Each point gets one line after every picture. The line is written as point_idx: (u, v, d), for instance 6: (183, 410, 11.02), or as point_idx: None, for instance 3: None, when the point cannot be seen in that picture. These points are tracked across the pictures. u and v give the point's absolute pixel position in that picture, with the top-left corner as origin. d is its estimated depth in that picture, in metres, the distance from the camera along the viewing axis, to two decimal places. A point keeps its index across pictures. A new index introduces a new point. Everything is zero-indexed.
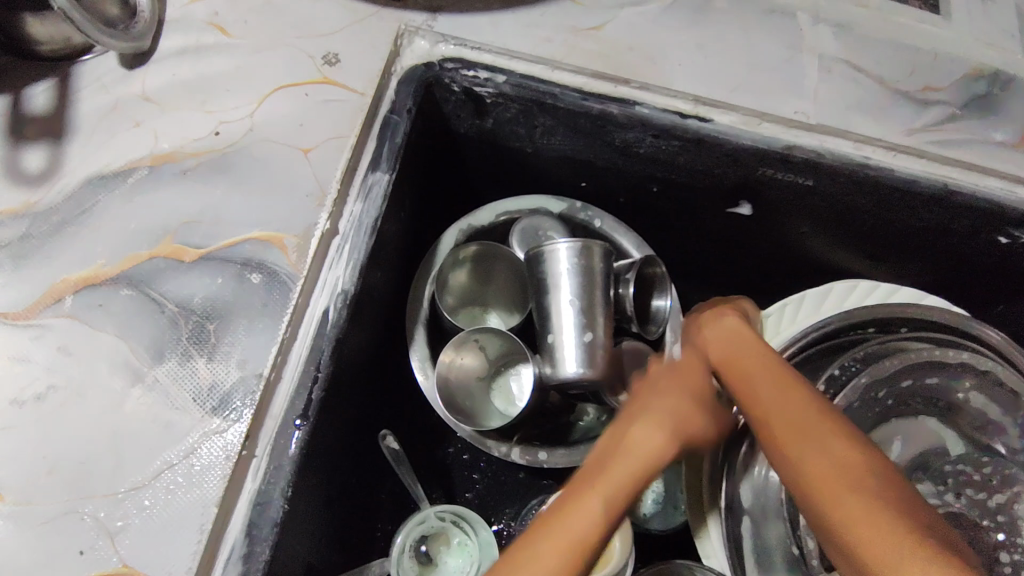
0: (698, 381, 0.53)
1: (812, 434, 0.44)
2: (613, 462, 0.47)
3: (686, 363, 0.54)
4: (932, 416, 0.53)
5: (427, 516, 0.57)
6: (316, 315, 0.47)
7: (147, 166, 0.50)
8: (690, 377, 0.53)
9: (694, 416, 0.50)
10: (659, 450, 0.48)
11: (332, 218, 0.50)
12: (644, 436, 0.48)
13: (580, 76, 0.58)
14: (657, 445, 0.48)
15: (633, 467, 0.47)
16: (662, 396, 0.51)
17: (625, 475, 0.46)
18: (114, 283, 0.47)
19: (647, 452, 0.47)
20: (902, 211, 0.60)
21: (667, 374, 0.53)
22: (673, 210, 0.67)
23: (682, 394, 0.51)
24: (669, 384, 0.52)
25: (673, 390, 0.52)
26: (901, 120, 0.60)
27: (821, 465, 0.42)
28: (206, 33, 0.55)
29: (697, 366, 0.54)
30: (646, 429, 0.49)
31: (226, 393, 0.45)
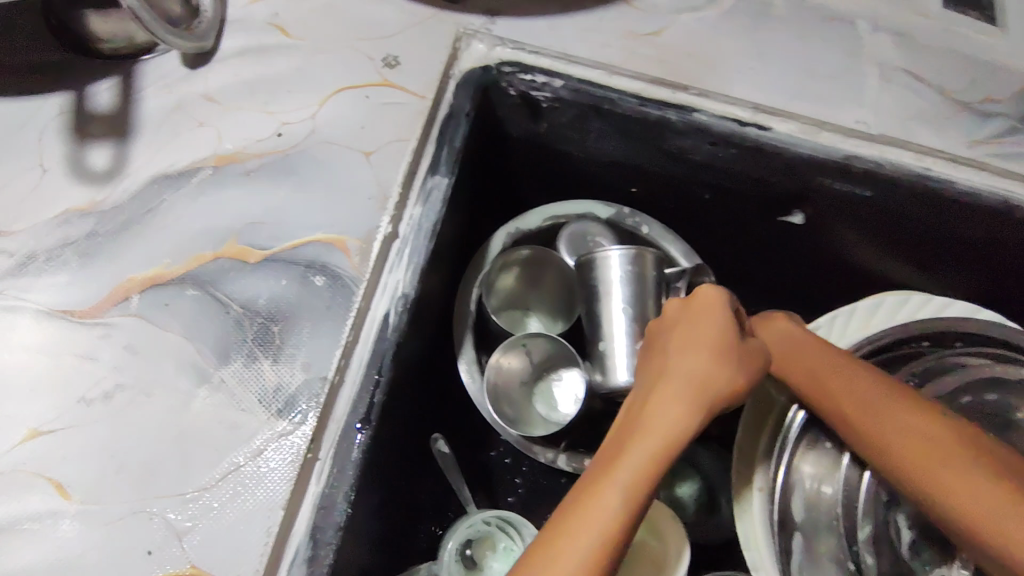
0: (716, 337, 0.48)
1: (892, 418, 0.43)
2: (631, 440, 0.44)
3: (702, 312, 0.49)
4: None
5: (475, 520, 0.57)
6: (377, 318, 0.48)
7: (212, 167, 0.50)
8: (706, 334, 0.49)
9: (713, 379, 0.47)
10: (680, 425, 0.45)
11: (394, 221, 0.50)
12: (666, 410, 0.45)
13: (638, 82, 0.58)
14: (679, 419, 0.45)
15: (652, 444, 0.43)
16: (682, 364, 0.47)
17: (645, 454, 0.43)
18: (179, 283, 0.47)
19: (668, 424, 0.44)
20: (960, 224, 0.59)
21: (682, 333, 0.49)
22: (722, 218, 0.67)
23: (697, 357, 0.47)
24: (688, 345, 0.48)
25: (689, 353, 0.48)
26: (961, 131, 0.59)
27: (905, 439, 0.42)
28: (267, 34, 0.55)
29: (715, 319, 0.49)
30: (666, 403, 0.45)
31: (292, 395, 0.45)
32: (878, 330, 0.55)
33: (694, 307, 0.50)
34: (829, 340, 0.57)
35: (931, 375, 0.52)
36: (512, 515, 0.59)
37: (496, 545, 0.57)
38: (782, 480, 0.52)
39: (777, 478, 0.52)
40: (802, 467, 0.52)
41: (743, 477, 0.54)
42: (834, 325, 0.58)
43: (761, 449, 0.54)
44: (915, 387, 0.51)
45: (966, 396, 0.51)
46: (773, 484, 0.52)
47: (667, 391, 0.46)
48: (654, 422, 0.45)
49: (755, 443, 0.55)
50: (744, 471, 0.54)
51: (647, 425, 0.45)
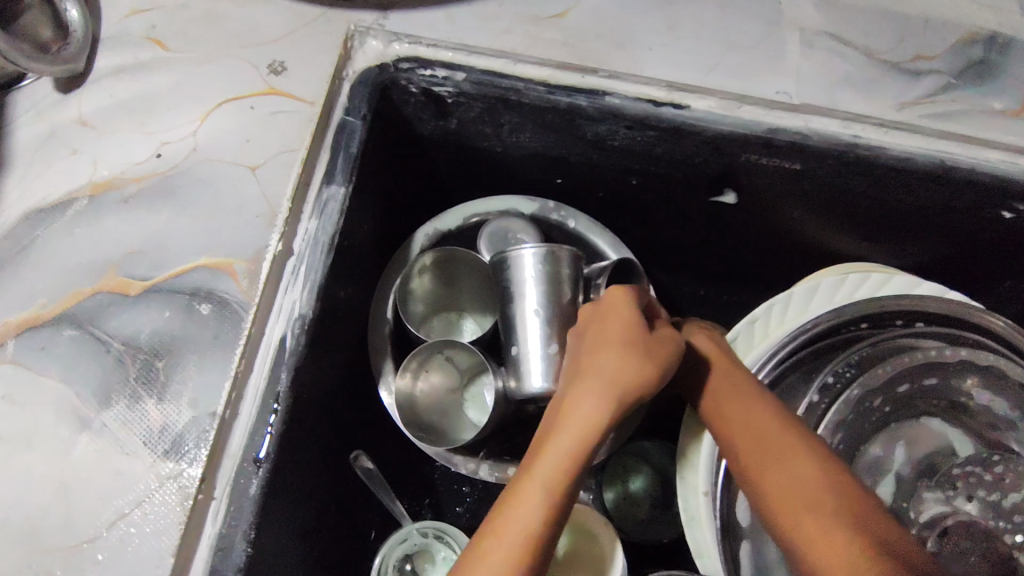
0: (627, 332, 0.47)
1: (780, 455, 0.44)
2: (548, 442, 0.44)
3: (613, 308, 0.49)
4: (936, 416, 0.52)
5: (409, 533, 0.56)
6: (273, 341, 0.45)
7: (87, 196, 0.48)
8: (617, 330, 0.47)
9: (625, 373, 0.45)
10: (596, 420, 0.44)
11: (284, 237, 0.47)
12: (580, 409, 0.44)
13: (545, 68, 0.54)
14: (593, 414, 0.44)
15: (567, 444, 0.43)
16: (594, 363, 0.46)
17: (562, 454, 0.43)
18: (56, 324, 0.45)
19: (585, 421, 0.44)
20: (897, 190, 0.57)
21: (593, 333, 0.48)
22: (655, 203, 0.64)
23: (609, 353, 0.46)
24: (600, 344, 0.47)
25: (600, 351, 0.47)
26: (890, 93, 0.56)
27: (784, 488, 0.43)
28: (142, 49, 0.52)
29: (624, 316, 0.48)
30: (580, 402, 0.45)
31: (178, 435, 0.42)
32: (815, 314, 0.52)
33: (604, 306, 0.49)
34: (767, 331, 0.56)
35: (870, 365, 0.50)
36: (449, 526, 0.57)
37: (435, 557, 0.56)
38: (726, 477, 0.51)
39: (719, 477, 0.51)
40: None
41: (688, 482, 0.53)
42: (774, 311, 0.56)
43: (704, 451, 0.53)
44: (851, 380, 0.50)
45: (903, 384, 0.50)
46: (717, 485, 0.51)
47: (580, 390, 0.45)
48: (569, 422, 0.44)
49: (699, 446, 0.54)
50: (689, 478, 0.52)
51: (563, 426, 0.44)
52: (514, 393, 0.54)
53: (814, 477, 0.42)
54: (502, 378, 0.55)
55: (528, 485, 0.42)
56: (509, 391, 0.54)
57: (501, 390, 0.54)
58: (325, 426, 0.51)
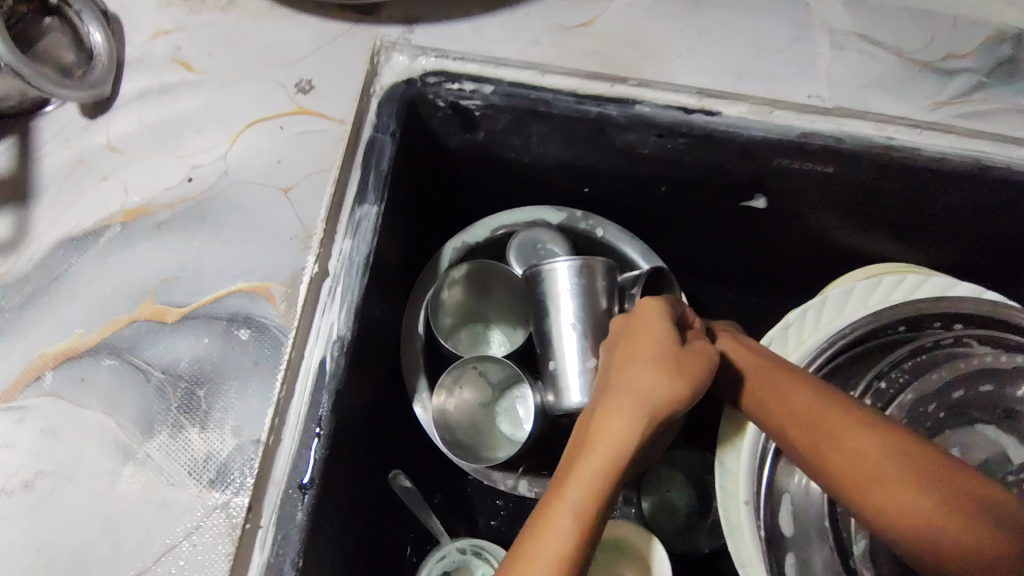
0: (656, 347, 0.46)
1: (826, 432, 0.42)
2: (579, 459, 0.43)
3: (643, 324, 0.48)
4: (990, 424, 0.50)
5: (447, 551, 0.55)
6: (313, 364, 0.44)
7: (120, 223, 0.48)
8: (647, 346, 0.46)
9: (654, 391, 0.44)
10: (625, 441, 0.43)
11: (320, 259, 0.47)
12: (608, 428, 0.43)
13: (572, 79, 0.54)
14: (622, 434, 0.43)
15: (596, 464, 0.42)
16: (624, 379, 0.45)
17: (590, 477, 0.42)
18: (94, 353, 0.44)
19: (615, 438, 0.43)
20: (932, 191, 0.56)
21: (624, 348, 0.47)
22: (684, 210, 0.63)
23: (638, 369, 0.45)
24: (630, 360, 0.46)
25: (630, 367, 0.46)
26: (923, 93, 0.55)
27: (835, 456, 0.41)
28: (169, 71, 0.51)
29: (655, 330, 0.47)
30: (609, 422, 0.44)
31: (223, 463, 0.42)
32: (853, 319, 0.53)
33: (636, 321, 0.48)
34: (801, 337, 0.54)
35: (921, 372, 0.51)
36: (487, 541, 0.56)
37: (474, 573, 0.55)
38: (768, 487, 0.50)
39: (762, 486, 0.50)
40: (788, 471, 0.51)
41: (728, 490, 0.51)
42: (807, 317, 0.54)
43: (744, 458, 0.51)
44: (903, 386, 0.51)
45: (955, 390, 0.51)
46: (760, 494, 0.50)
47: (609, 408, 0.45)
48: (598, 442, 0.43)
49: (737, 454, 0.52)
50: (729, 486, 0.50)
51: (590, 446, 0.43)
52: (552, 407, 0.53)
53: (868, 441, 0.40)
54: (540, 393, 0.55)
55: (562, 504, 0.42)
56: (548, 405, 0.54)
57: (537, 405, 0.54)
58: (365, 446, 0.50)
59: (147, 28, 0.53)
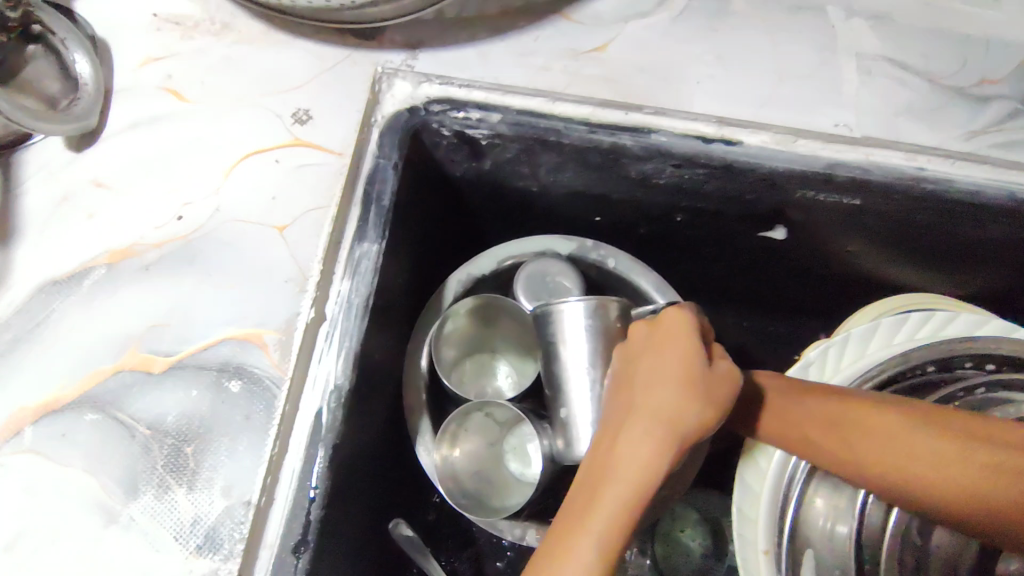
0: (684, 364, 0.42)
1: (847, 428, 0.41)
2: (601, 487, 0.40)
3: (667, 337, 0.44)
4: None
5: None
6: (308, 418, 0.41)
7: (105, 264, 0.45)
8: (673, 362, 0.43)
9: (680, 415, 0.41)
10: (650, 471, 0.40)
11: (317, 303, 0.44)
12: (630, 451, 0.41)
13: (585, 106, 0.50)
14: (648, 460, 0.40)
15: (620, 493, 0.39)
16: (649, 399, 0.42)
17: (614, 510, 0.39)
18: (77, 407, 0.42)
19: (640, 465, 0.40)
20: (967, 224, 0.52)
21: (646, 363, 0.44)
22: (701, 239, 0.60)
23: (663, 391, 0.42)
24: (653, 378, 0.43)
25: (655, 387, 0.42)
26: (955, 121, 0.52)
27: (870, 448, 0.39)
28: (159, 101, 0.49)
29: (682, 344, 0.43)
30: (631, 444, 0.41)
31: (211, 528, 0.40)
32: (877, 359, 0.50)
33: (659, 333, 0.44)
34: (822, 376, 0.51)
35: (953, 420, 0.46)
36: None
37: None
38: (790, 538, 0.47)
39: (783, 536, 0.47)
40: (815, 511, 0.47)
41: (746, 538, 0.48)
42: (828, 356, 0.51)
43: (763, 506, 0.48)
44: None
45: None
46: (780, 545, 0.47)
47: (633, 432, 0.41)
48: (621, 467, 0.40)
49: (756, 500, 0.48)
50: (748, 535, 0.47)
51: (613, 471, 0.40)
52: (562, 455, 0.50)
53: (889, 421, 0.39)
54: (546, 438, 0.52)
55: (581, 535, 0.39)
56: (555, 452, 0.51)
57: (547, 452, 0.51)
58: (365, 498, 0.47)
59: (138, 55, 0.50)
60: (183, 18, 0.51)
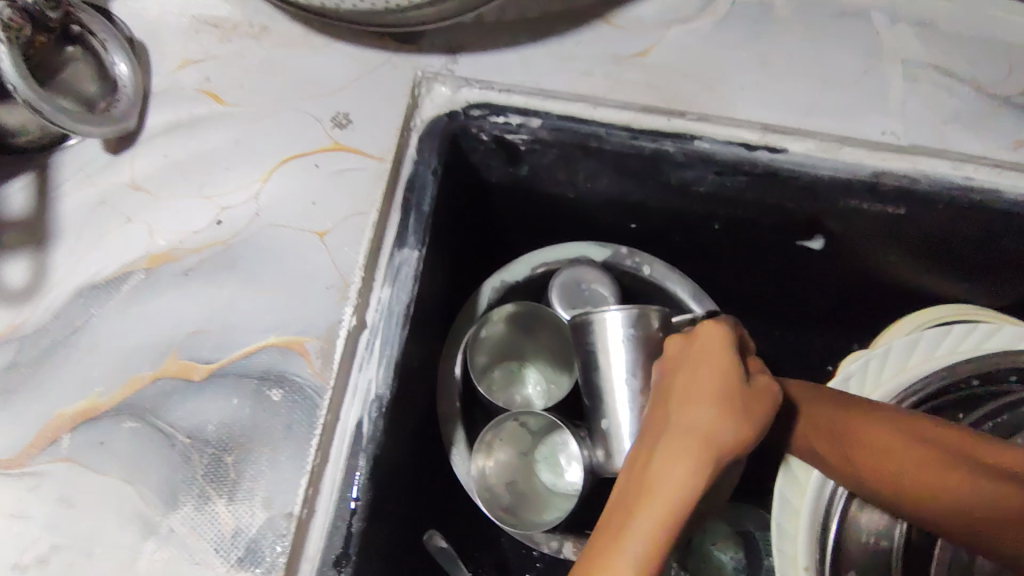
0: (720, 382, 0.41)
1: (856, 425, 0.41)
2: (635, 507, 0.38)
3: (705, 353, 0.42)
4: None
5: None
6: (349, 429, 0.40)
7: (144, 269, 0.45)
8: (708, 380, 0.41)
9: (717, 430, 0.39)
10: (686, 490, 0.38)
11: (358, 310, 0.43)
12: (668, 466, 0.39)
13: (626, 112, 0.49)
14: (683, 481, 0.38)
15: (658, 510, 0.38)
16: (684, 418, 0.41)
17: (649, 530, 0.37)
18: (115, 414, 0.41)
19: (676, 485, 0.38)
20: (1013, 235, 0.51)
21: (683, 374, 0.42)
22: (737, 247, 0.58)
23: (700, 406, 0.40)
24: (689, 396, 0.41)
25: (691, 405, 0.41)
26: (1004, 130, 0.51)
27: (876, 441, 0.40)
28: (197, 103, 0.48)
29: (717, 360, 0.42)
30: (668, 462, 0.39)
31: (252, 540, 0.39)
32: (921, 373, 0.46)
33: (696, 346, 0.43)
34: (863, 390, 0.47)
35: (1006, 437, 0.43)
36: None
37: None
38: (834, 559, 0.43)
39: (826, 553, 0.43)
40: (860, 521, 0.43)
41: (785, 554, 0.44)
42: (868, 370, 0.47)
43: (803, 521, 0.44)
44: None
45: None
46: (823, 563, 0.43)
47: (667, 450, 0.40)
48: (658, 484, 0.38)
49: (796, 516, 0.44)
50: (787, 550, 0.44)
51: (650, 488, 0.38)
52: (602, 467, 0.49)
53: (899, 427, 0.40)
54: (585, 449, 0.51)
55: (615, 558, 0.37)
56: (595, 462, 0.50)
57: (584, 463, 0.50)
58: (402, 511, 0.46)
59: (175, 57, 0.49)
60: (219, 20, 0.50)
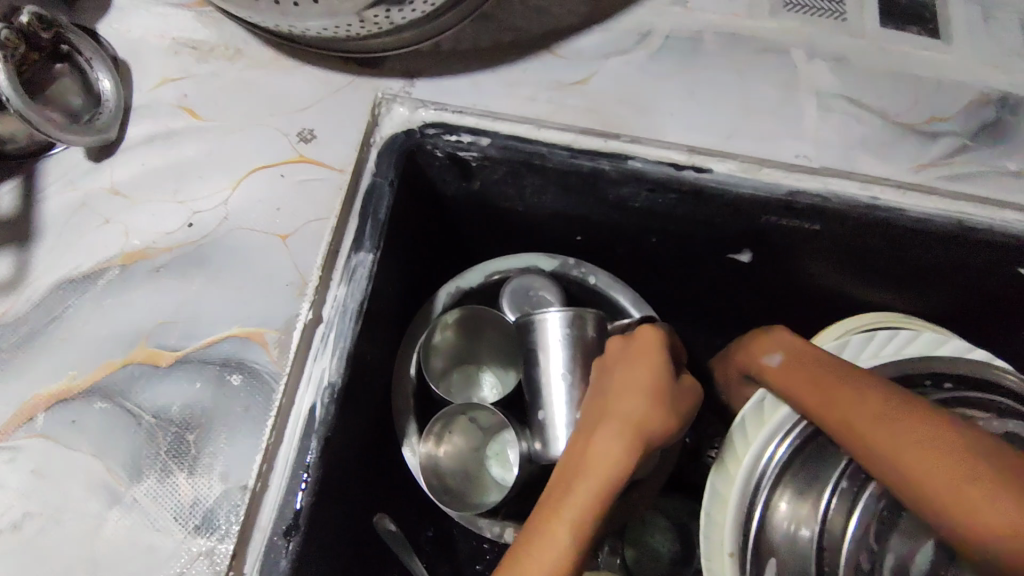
0: (653, 377, 0.46)
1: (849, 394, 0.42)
2: (573, 482, 0.43)
3: (642, 351, 0.47)
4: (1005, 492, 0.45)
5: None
6: (302, 412, 0.44)
7: (119, 266, 0.49)
8: (642, 375, 0.46)
9: (647, 416, 0.44)
10: (617, 468, 0.43)
11: (314, 306, 0.47)
12: (603, 449, 0.43)
13: (567, 133, 0.55)
14: (615, 460, 0.43)
15: (593, 488, 0.42)
16: (618, 407, 0.45)
17: (584, 501, 0.42)
18: (87, 396, 0.45)
19: (608, 463, 0.43)
20: (916, 249, 0.56)
21: (622, 370, 0.47)
22: (674, 258, 0.63)
23: (633, 397, 0.45)
24: (624, 387, 0.46)
25: (626, 396, 0.45)
26: (907, 155, 0.57)
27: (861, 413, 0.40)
28: (174, 117, 0.53)
29: (654, 359, 0.46)
30: (602, 444, 0.44)
31: (209, 510, 0.42)
32: None
33: (635, 344, 0.47)
34: None
35: None
36: None
37: None
38: (756, 546, 0.43)
39: (749, 540, 0.43)
40: (779, 504, 0.43)
41: (711, 541, 0.43)
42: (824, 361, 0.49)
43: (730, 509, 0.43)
44: None
45: None
46: (747, 550, 0.43)
47: (602, 434, 0.44)
48: (593, 463, 0.43)
49: (724, 504, 0.44)
50: (713, 537, 0.43)
51: (586, 467, 0.43)
52: (539, 456, 0.54)
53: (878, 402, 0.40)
54: (525, 441, 0.55)
55: (554, 526, 0.42)
56: (534, 453, 0.54)
57: (524, 454, 0.54)
58: (350, 495, 0.50)
59: (156, 76, 0.54)
60: (198, 43, 0.55)
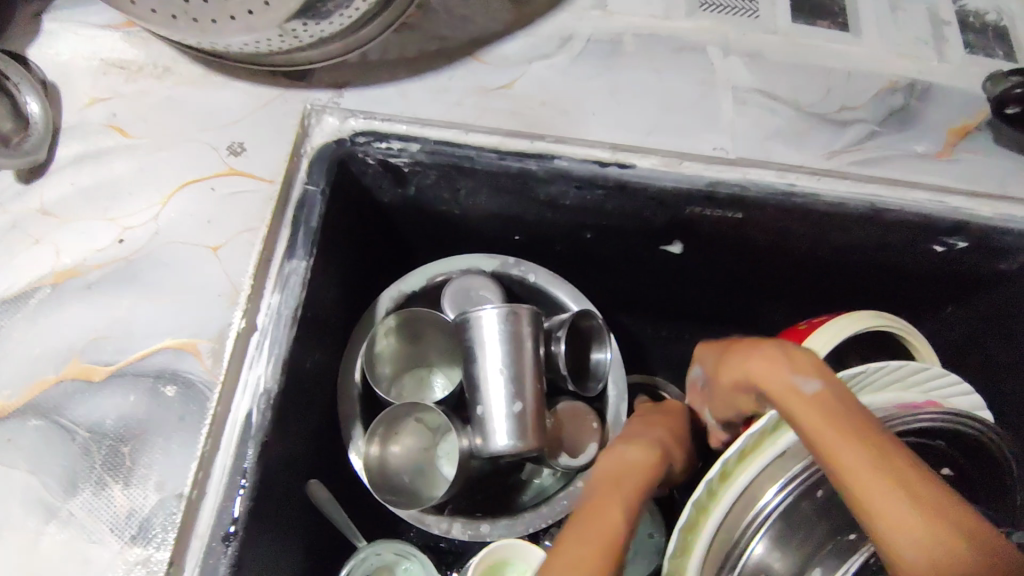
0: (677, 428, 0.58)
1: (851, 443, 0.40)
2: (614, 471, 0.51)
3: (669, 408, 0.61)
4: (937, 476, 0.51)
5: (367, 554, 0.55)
6: (239, 419, 0.45)
7: (50, 284, 0.50)
8: (669, 424, 0.58)
9: (671, 449, 0.55)
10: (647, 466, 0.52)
11: (247, 315, 0.48)
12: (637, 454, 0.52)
13: (494, 136, 0.56)
14: (646, 462, 0.52)
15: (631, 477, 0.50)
16: (648, 432, 0.56)
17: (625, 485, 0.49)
18: (21, 414, 0.46)
19: (640, 462, 0.52)
20: (834, 231, 0.59)
21: (653, 419, 0.59)
22: (610, 253, 0.65)
23: (659, 430, 0.56)
24: (654, 425, 0.57)
25: (655, 428, 0.57)
26: (820, 142, 0.59)
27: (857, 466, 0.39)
28: (104, 136, 0.54)
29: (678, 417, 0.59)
30: (636, 450, 0.53)
31: (145, 519, 0.43)
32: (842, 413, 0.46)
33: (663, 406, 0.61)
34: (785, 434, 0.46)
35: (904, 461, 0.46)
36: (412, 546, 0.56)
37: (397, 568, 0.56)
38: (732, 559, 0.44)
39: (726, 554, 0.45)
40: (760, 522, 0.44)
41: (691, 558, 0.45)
42: None
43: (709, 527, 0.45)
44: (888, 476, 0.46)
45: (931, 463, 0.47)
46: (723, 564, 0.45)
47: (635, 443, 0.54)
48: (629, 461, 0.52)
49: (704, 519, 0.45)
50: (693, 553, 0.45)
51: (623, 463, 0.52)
52: (479, 450, 0.54)
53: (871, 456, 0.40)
54: (466, 438, 0.56)
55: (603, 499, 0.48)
56: (475, 448, 0.55)
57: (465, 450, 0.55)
58: (292, 499, 0.51)
59: (84, 97, 0.55)
60: (127, 63, 0.56)
